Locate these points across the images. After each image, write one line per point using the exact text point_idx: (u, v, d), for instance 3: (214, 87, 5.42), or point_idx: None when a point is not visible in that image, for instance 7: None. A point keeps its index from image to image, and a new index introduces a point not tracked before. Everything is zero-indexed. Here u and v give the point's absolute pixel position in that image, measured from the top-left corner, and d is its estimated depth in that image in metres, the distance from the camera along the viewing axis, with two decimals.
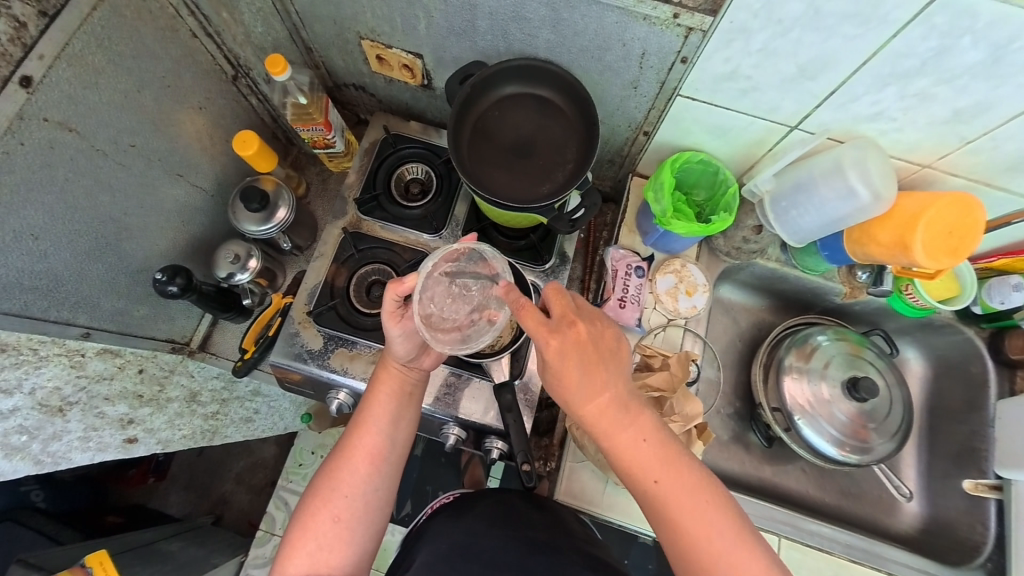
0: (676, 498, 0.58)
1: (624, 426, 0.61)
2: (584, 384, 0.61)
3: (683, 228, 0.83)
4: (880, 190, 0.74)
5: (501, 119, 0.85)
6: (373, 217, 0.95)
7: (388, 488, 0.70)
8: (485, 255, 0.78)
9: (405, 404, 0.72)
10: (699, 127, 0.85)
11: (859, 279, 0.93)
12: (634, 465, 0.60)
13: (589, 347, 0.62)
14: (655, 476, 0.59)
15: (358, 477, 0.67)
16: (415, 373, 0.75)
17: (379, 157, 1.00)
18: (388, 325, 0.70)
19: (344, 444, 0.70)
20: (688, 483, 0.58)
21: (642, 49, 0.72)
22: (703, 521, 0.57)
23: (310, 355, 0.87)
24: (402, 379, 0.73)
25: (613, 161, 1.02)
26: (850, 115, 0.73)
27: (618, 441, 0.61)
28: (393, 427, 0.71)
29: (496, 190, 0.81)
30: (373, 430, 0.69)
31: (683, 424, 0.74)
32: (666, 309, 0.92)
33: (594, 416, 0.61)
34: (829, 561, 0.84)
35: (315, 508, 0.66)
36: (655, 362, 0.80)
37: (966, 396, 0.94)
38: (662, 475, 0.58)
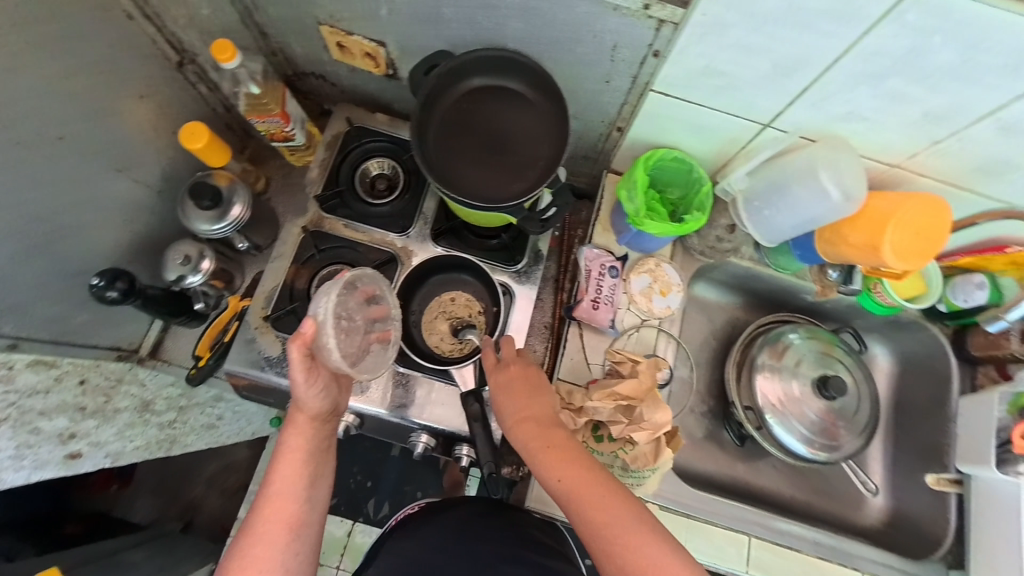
0: (581, 495, 0.62)
1: (537, 434, 0.68)
2: (502, 406, 0.72)
3: (657, 228, 0.80)
4: (852, 190, 0.72)
5: (473, 113, 0.81)
6: (336, 215, 0.90)
7: (311, 553, 0.65)
8: (375, 281, 0.75)
9: (320, 461, 0.69)
10: (673, 123, 0.83)
11: (829, 278, 0.94)
12: (543, 467, 0.66)
13: (519, 379, 0.73)
14: (560, 475, 0.64)
15: (278, 548, 0.62)
16: (327, 424, 0.71)
17: (342, 150, 0.96)
18: (297, 378, 0.66)
19: (257, 515, 0.64)
20: (590, 481, 0.63)
21: (614, 41, 0.70)
22: (604, 516, 0.60)
23: (268, 362, 0.81)
24: (315, 436, 0.69)
25: (588, 156, 1.00)
26: (823, 114, 0.71)
27: (533, 447, 0.68)
28: (310, 488, 0.67)
29: (465, 188, 0.77)
30: (286, 499, 0.65)
31: (652, 432, 0.71)
32: (643, 309, 0.90)
33: (515, 426, 0.70)
34: (802, 562, 0.80)
35: None
36: (625, 368, 0.78)
37: (931, 392, 0.96)
38: (562, 474, 0.64)
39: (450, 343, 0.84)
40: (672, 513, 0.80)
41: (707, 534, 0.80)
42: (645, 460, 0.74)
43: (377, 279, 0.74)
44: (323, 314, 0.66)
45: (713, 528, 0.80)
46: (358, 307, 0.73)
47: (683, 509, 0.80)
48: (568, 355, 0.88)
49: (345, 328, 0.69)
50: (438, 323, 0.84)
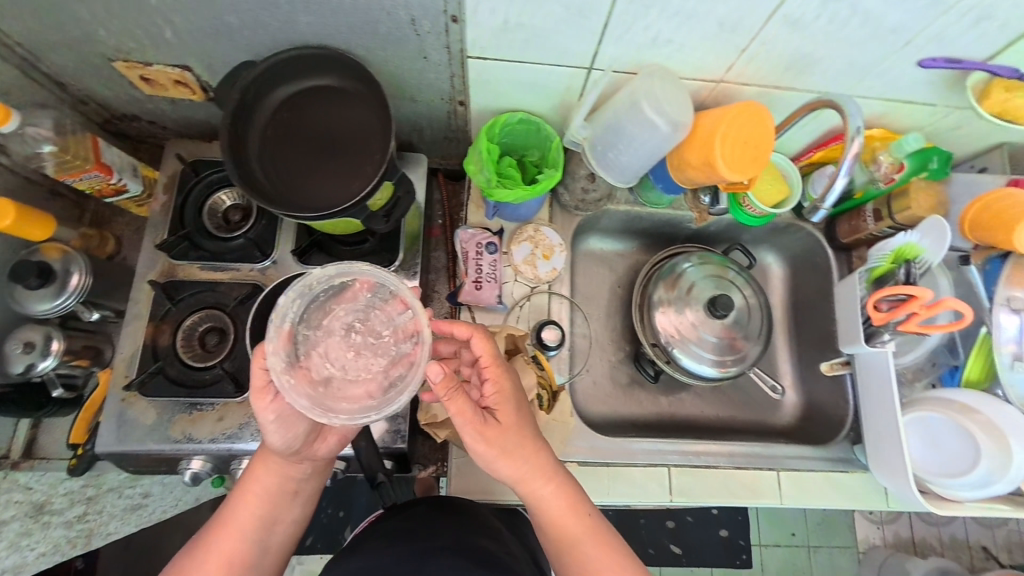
0: (572, 522, 0.66)
1: (534, 464, 0.66)
2: (476, 427, 0.64)
3: (510, 194, 0.79)
4: (676, 114, 0.73)
5: (298, 122, 0.77)
6: (188, 259, 0.85)
7: None
8: (392, 289, 0.66)
9: (286, 506, 0.69)
10: (505, 86, 0.81)
11: (702, 202, 0.95)
12: (540, 494, 0.66)
13: (517, 401, 0.67)
14: (554, 504, 0.66)
15: None
16: (304, 470, 0.70)
17: (182, 189, 0.89)
18: (270, 419, 0.64)
19: (206, 540, 0.66)
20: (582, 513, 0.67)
21: (408, 15, 0.68)
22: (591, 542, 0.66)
23: (144, 432, 0.76)
24: (287, 479, 0.69)
25: (448, 137, 0.98)
26: (632, 46, 0.71)
27: (529, 476, 0.65)
28: (263, 529, 0.67)
29: (303, 200, 0.74)
30: (236, 535, 0.66)
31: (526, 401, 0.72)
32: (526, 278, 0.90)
33: (520, 453, 0.65)
34: (719, 476, 0.84)
35: None
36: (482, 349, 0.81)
37: (817, 286, 1.01)
38: (544, 502, 0.66)
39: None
40: (592, 466, 0.82)
41: (627, 476, 0.82)
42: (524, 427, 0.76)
43: (391, 279, 0.65)
44: (285, 317, 0.63)
45: (632, 468, 0.82)
46: (383, 312, 0.65)
47: (601, 460, 0.82)
48: None
49: (348, 333, 0.64)
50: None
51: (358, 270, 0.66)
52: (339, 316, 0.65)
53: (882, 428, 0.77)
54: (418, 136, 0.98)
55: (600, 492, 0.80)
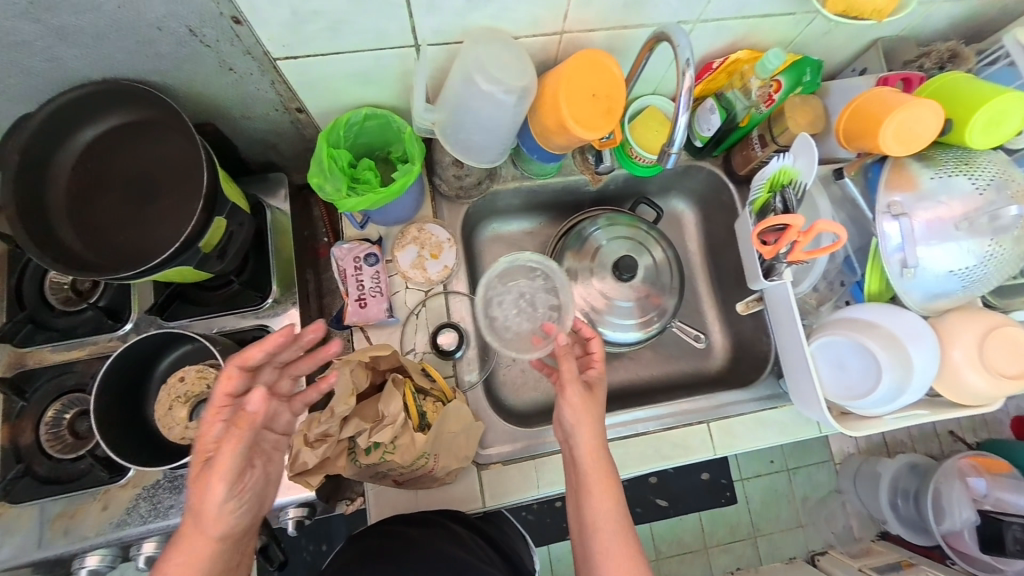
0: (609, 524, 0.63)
1: (598, 450, 0.67)
2: (569, 389, 0.69)
3: (360, 202, 0.71)
4: (513, 80, 0.66)
5: (107, 170, 0.69)
6: (36, 343, 0.76)
7: None
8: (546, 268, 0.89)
9: None
10: (335, 84, 0.73)
11: (591, 162, 0.91)
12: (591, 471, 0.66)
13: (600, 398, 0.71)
14: (599, 499, 0.65)
15: None
16: (240, 544, 0.56)
17: (14, 267, 0.79)
18: (219, 461, 0.53)
19: None
20: (620, 528, 0.63)
21: (182, 25, 0.59)
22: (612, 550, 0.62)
23: (23, 541, 0.69)
24: (219, 556, 0.54)
25: (309, 148, 0.89)
26: (449, 13, 0.63)
27: (592, 455, 0.66)
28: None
29: (130, 258, 0.67)
30: None
31: (396, 427, 0.58)
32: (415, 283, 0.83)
33: (596, 432, 0.68)
34: (649, 441, 0.82)
35: None
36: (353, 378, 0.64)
37: (726, 223, 0.98)
38: (595, 471, 0.66)
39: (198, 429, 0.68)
40: (518, 461, 0.78)
41: (555, 463, 0.78)
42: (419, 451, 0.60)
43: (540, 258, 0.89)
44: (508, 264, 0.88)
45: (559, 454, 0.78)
46: (545, 297, 0.87)
47: (526, 453, 0.78)
48: None
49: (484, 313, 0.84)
50: (177, 412, 0.68)
51: (532, 263, 0.90)
52: (512, 289, 0.88)
53: (791, 358, 0.76)
54: (275, 154, 0.89)
55: (529, 486, 0.76)
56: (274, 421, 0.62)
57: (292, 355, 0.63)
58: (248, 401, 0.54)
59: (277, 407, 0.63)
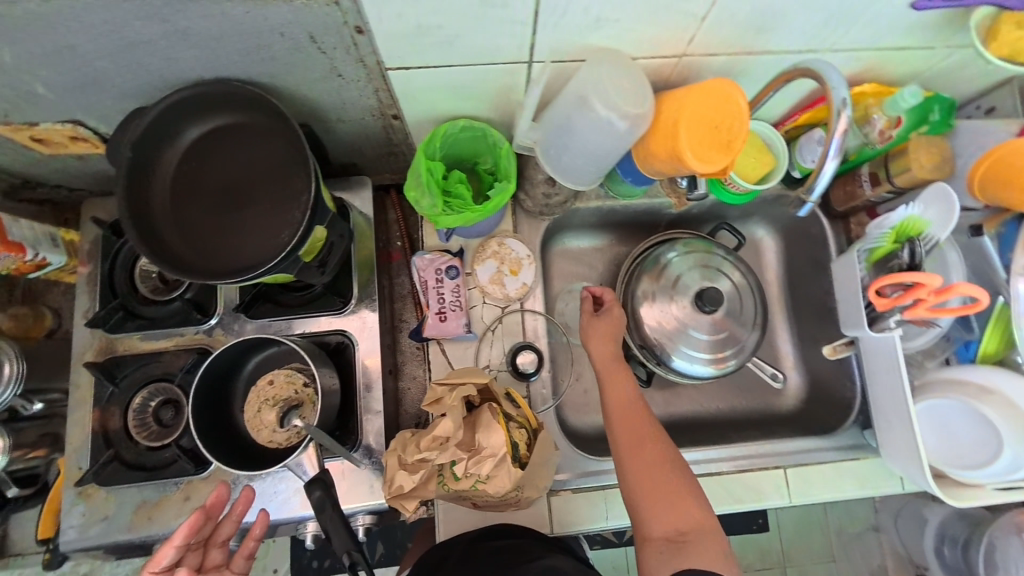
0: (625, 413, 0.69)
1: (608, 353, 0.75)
2: (590, 319, 0.78)
3: (456, 219, 0.70)
4: (630, 106, 0.63)
5: (202, 173, 0.68)
6: (126, 331, 0.78)
7: None
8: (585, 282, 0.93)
9: None
10: (437, 94, 0.71)
11: (679, 185, 0.86)
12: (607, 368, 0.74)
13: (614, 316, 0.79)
14: (614, 391, 0.71)
15: None
16: None
17: (108, 254, 0.81)
18: None
19: None
20: (637, 417, 0.69)
21: (304, 32, 0.58)
22: (631, 432, 0.67)
23: (109, 523, 0.71)
24: None
25: (392, 153, 0.89)
26: (572, 32, 0.61)
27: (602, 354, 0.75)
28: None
29: (223, 260, 0.66)
30: None
31: (496, 460, 0.56)
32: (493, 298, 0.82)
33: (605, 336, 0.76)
34: (721, 481, 0.79)
35: None
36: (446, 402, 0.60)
37: (812, 258, 0.93)
38: (609, 369, 0.73)
39: (286, 434, 0.69)
40: (586, 489, 0.75)
41: None
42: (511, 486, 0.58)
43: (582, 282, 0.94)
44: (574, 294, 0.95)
45: None
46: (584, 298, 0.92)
47: (595, 481, 0.75)
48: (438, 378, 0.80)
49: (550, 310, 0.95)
50: (266, 414, 0.69)
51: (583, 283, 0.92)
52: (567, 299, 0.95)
53: (887, 414, 0.72)
54: (359, 156, 0.88)
55: (597, 518, 0.74)
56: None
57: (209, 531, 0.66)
58: None
59: None
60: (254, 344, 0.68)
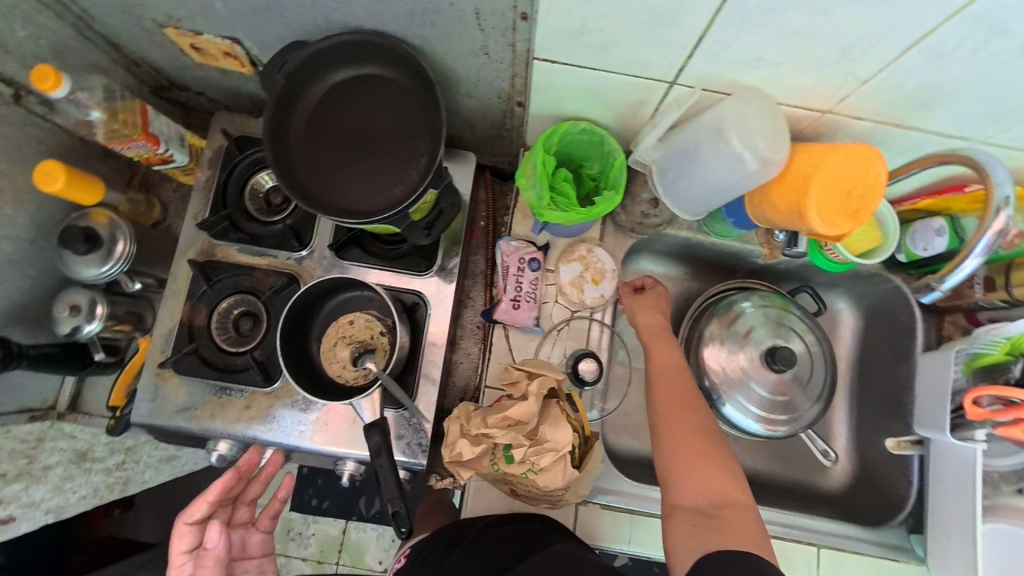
0: (667, 385, 0.69)
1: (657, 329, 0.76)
2: (634, 300, 0.80)
3: (561, 216, 0.71)
4: (768, 151, 0.62)
5: (335, 114, 0.72)
6: (228, 240, 0.84)
7: None
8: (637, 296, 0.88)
9: None
10: (569, 93, 0.72)
11: (776, 239, 0.86)
12: (654, 341, 0.75)
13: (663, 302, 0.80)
14: (660, 364, 0.72)
15: None
16: None
17: (227, 166, 0.88)
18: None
19: None
20: (679, 391, 0.68)
21: (473, 7, 0.60)
22: (673, 403, 0.67)
23: (176, 408, 0.77)
24: None
25: (500, 136, 0.91)
26: (727, 63, 0.61)
27: (650, 329, 0.76)
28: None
29: (337, 199, 0.70)
30: None
31: (556, 456, 0.57)
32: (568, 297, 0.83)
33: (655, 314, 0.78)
34: None
35: None
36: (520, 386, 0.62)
37: (893, 345, 0.90)
38: (653, 343, 0.74)
39: (354, 372, 0.73)
40: (614, 509, 0.76)
41: (649, 526, 0.76)
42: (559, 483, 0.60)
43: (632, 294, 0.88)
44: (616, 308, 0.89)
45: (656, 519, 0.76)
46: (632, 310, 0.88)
47: (624, 504, 0.76)
48: (495, 360, 0.83)
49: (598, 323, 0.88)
50: (339, 350, 0.74)
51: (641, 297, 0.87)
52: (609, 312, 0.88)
53: (944, 517, 0.76)
54: (469, 132, 0.91)
55: (619, 538, 0.75)
56: (245, 545, 0.80)
57: (241, 490, 0.79)
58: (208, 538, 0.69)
59: (242, 535, 0.80)
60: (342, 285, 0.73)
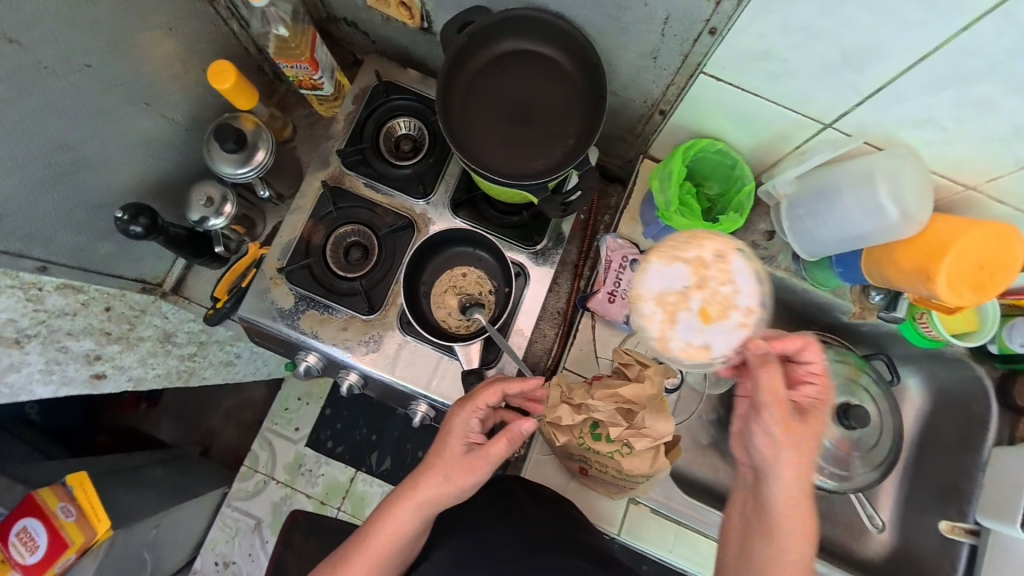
0: (794, 535, 0.61)
1: (803, 448, 0.61)
2: (802, 426, 0.62)
3: (686, 224, 0.74)
4: (910, 210, 0.64)
5: (497, 80, 0.75)
6: (357, 172, 0.89)
7: (416, 530, 0.69)
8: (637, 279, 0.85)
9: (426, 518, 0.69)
10: (720, 112, 0.75)
11: (871, 300, 0.88)
12: (795, 464, 0.61)
13: (817, 416, 0.63)
14: (787, 501, 0.61)
15: (407, 524, 0.68)
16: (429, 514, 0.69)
17: (369, 106, 0.92)
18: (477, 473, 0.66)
19: (361, 540, 0.69)
20: (801, 545, 0.61)
21: (665, 12, 0.63)
22: (792, 556, 0.61)
23: (280, 313, 0.83)
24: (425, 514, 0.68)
25: (623, 138, 0.93)
26: (893, 118, 0.63)
27: (788, 444, 0.60)
28: (415, 536, 0.70)
29: (484, 160, 0.74)
30: (401, 538, 0.69)
31: (653, 443, 0.61)
32: (647, 320, 0.59)
33: (790, 435, 0.60)
34: None
35: (355, 543, 0.69)
36: (630, 372, 0.65)
37: (960, 433, 0.90)
38: (787, 470, 0.61)
39: (458, 321, 0.80)
40: (660, 515, 0.80)
41: (693, 541, 0.80)
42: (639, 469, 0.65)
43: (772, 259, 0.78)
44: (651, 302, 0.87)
45: (702, 537, 0.80)
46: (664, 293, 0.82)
47: (672, 513, 0.80)
48: (578, 346, 0.87)
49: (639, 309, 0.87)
50: (448, 297, 0.80)
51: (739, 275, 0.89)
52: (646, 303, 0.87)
53: None
54: None
55: (662, 544, 0.79)
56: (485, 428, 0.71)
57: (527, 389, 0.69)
58: (523, 426, 0.65)
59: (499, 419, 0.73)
60: (473, 232, 0.79)
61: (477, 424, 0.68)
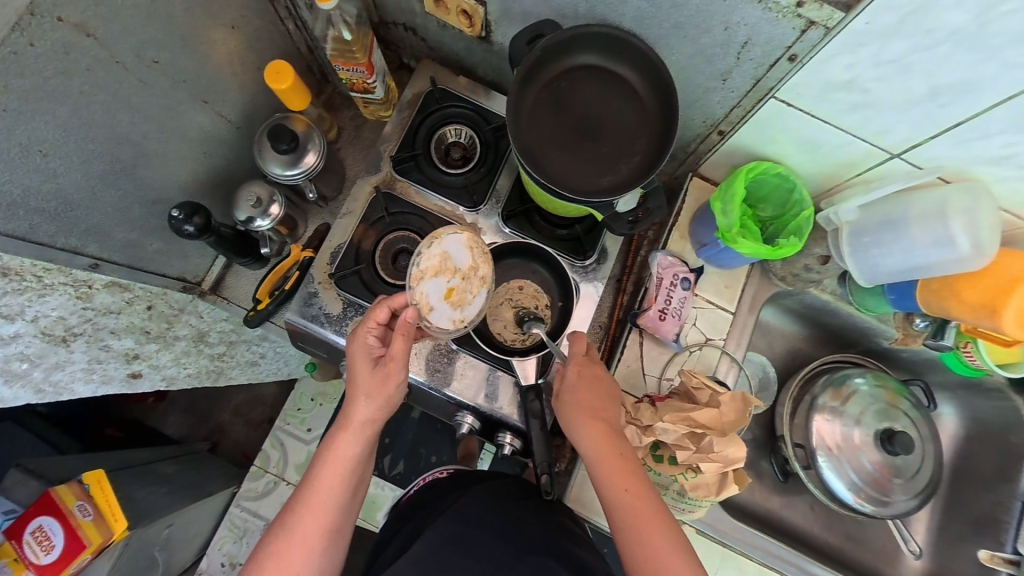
0: (617, 487, 0.63)
1: (589, 409, 0.68)
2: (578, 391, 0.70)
3: (750, 247, 0.75)
4: (984, 245, 0.66)
5: (566, 94, 0.74)
6: (409, 178, 0.88)
7: (364, 453, 0.68)
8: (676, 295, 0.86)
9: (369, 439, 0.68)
10: (786, 137, 0.75)
11: (915, 326, 0.87)
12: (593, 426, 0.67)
13: (590, 391, 0.70)
14: (598, 456, 0.65)
15: (352, 447, 0.66)
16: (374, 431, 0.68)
17: (422, 112, 0.91)
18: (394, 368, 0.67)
19: (305, 488, 0.65)
20: (626, 495, 0.63)
21: (747, 36, 0.61)
22: (626, 506, 0.62)
23: (327, 318, 0.82)
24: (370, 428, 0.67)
25: (674, 155, 0.91)
26: (972, 154, 0.65)
27: (579, 410, 0.68)
28: (363, 464, 0.68)
29: (552, 174, 0.73)
30: (349, 466, 0.66)
31: (722, 465, 0.67)
32: (424, 256, 0.72)
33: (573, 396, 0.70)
34: None
35: (300, 499, 0.65)
36: (702, 395, 0.73)
37: (999, 465, 0.90)
38: (591, 429, 0.67)
39: (513, 334, 0.82)
40: (708, 538, 0.85)
41: (739, 564, 0.85)
42: (705, 491, 0.71)
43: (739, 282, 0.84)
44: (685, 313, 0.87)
45: (746, 559, 0.85)
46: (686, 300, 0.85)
47: (719, 536, 0.85)
48: (624, 362, 0.87)
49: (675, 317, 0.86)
50: (503, 309, 0.83)
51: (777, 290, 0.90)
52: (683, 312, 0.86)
53: None
54: None
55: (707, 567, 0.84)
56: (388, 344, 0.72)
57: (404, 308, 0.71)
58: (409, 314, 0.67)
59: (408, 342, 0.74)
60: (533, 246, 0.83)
61: (379, 342, 0.70)
